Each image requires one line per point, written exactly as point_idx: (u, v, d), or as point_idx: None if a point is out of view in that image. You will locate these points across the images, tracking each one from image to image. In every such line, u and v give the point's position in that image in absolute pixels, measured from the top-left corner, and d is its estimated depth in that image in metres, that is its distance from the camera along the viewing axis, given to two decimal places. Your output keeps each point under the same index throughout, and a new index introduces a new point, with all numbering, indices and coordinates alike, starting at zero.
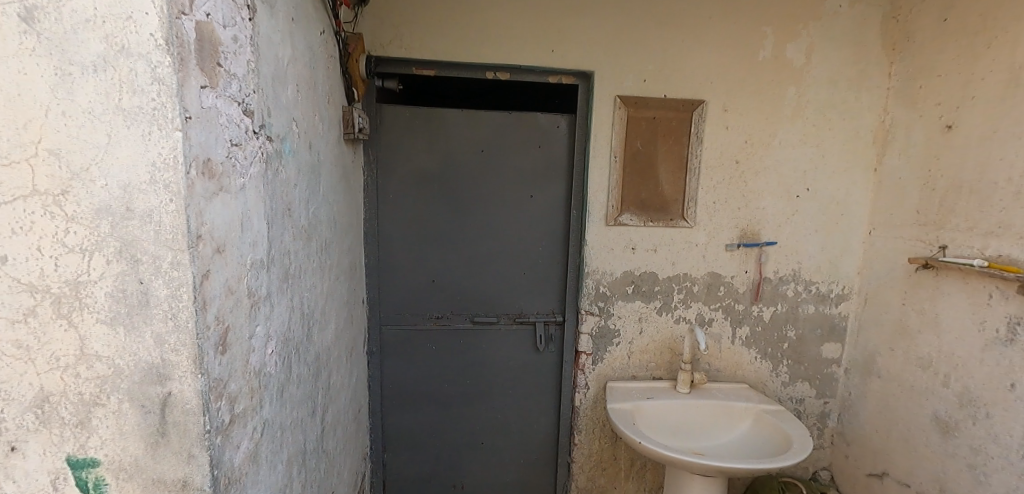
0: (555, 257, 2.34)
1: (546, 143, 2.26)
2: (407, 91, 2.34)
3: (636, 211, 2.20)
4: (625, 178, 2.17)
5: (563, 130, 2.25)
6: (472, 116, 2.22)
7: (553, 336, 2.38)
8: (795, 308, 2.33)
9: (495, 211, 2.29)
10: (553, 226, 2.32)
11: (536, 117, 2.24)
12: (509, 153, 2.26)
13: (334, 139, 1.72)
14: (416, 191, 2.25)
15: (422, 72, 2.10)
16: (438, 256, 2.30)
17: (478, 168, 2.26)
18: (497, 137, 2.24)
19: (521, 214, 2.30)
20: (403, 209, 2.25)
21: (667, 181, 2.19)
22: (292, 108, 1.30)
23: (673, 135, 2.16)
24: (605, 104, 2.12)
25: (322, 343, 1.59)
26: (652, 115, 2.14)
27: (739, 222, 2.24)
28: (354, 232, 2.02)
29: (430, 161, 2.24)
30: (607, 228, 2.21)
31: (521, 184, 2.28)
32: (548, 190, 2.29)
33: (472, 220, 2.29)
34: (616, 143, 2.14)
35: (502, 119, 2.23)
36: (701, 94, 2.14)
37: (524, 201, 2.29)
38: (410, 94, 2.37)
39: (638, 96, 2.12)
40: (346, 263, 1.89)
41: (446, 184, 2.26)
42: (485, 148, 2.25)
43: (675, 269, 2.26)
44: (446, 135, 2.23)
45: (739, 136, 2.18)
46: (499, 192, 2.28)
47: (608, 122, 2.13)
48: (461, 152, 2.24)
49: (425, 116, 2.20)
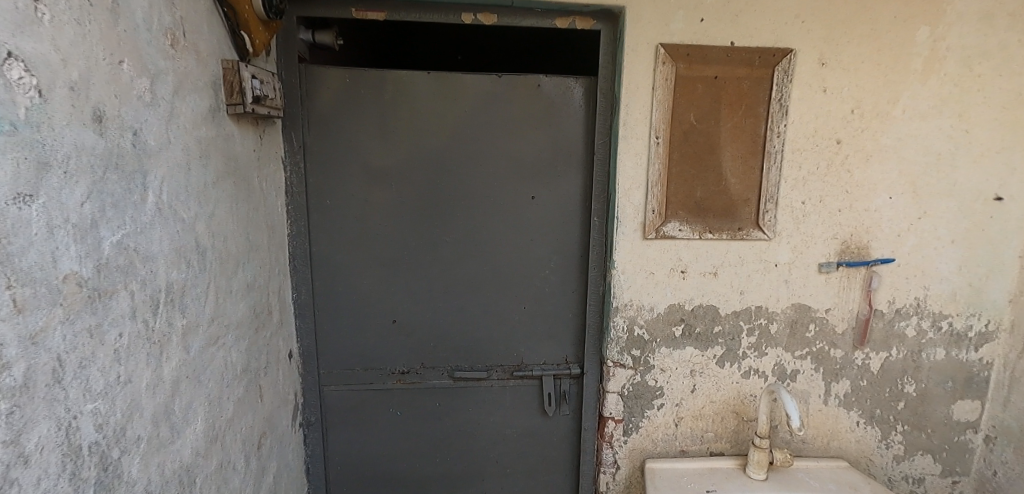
0: (569, 285, 1.64)
1: (552, 121, 1.55)
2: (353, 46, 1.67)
3: (688, 217, 1.49)
4: (672, 168, 1.46)
5: (577, 100, 1.53)
6: (444, 82, 1.52)
7: (567, 394, 1.69)
8: (916, 354, 1.61)
9: (481, 221, 1.59)
10: (565, 241, 1.61)
11: (539, 81, 1.53)
12: (500, 137, 1.55)
13: (196, 111, 1.03)
14: (365, 193, 1.55)
15: (366, 17, 1.43)
16: (401, 286, 1.61)
17: (455, 160, 1.56)
18: (482, 113, 1.54)
19: (517, 225, 1.60)
20: (348, 221, 1.56)
21: (734, 172, 1.47)
22: (10, 33, 0.62)
23: (745, 104, 1.43)
24: (642, 58, 1.40)
25: (168, 470, 0.92)
26: (712, 74, 1.42)
27: (840, 231, 1.52)
28: (262, 258, 1.33)
29: (383, 150, 1.54)
30: (645, 243, 1.50)
31: (517, 183, 1.58)
32: (557, 189, 1.58)
33: (447, 234, 1.59)
34: (660, 118, 1.42)
35: (488, 85, 1.52)
36: (787, 40, 1.41)
37: (522, 206, 1.59)
38: (358, 51, 1.70)
39: (692, 44, 1.40)
40: (241, 311, 1.21)
41: (409, 183, 1.56)
42: (465, 130, 1.54)
43: (744, 302, 1.55)
44: (406, 110, 1.52)
45: (843, 103, 1.45)
46: (485, 195, 1.58)
47: (646, 86, 1.42)
48: (429, 135, 1.54)
49: (374, 82, 1.50)
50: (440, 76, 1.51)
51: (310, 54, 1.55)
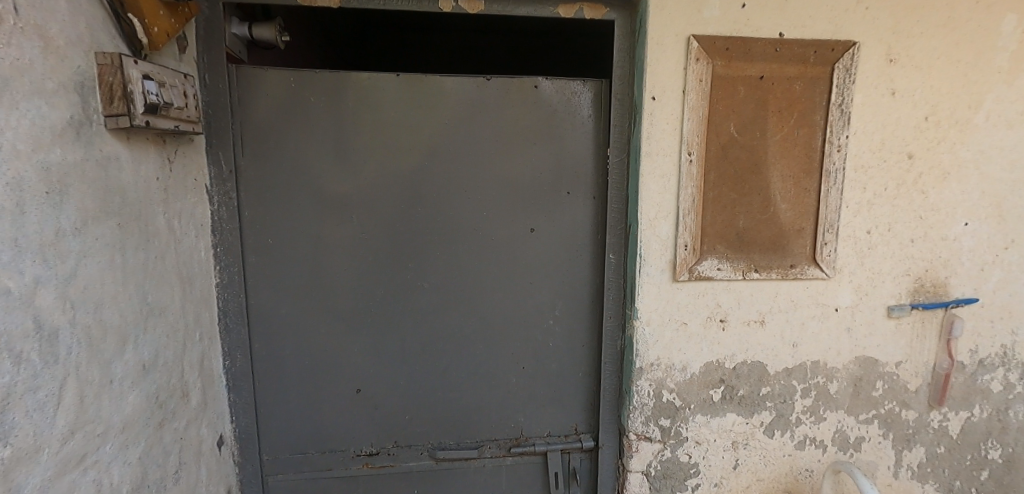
0: (578, 338, 1.32)
1: (555, 136, 1.24)
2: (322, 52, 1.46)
3: (728, 252, 1.19)
4: (708, 192, 1.16)
5: (585, 108, 1.23)
6: (418, 88, 1.20)
7: (578, 473, 1.35)
8: (1003, 413, 1.31)
9: (467, 261, 1.27)
10: (573, 283, 1.29)
11: (538, 85, 1.22)
12: (490, 155, 1.23)
13: (42, 125, 0.69)
14: (318, 229, 1.22)
15: (315, 4, 1.11)
16: (367, 345, 1.27)
17: (434, 185, 1.23)
18: (468, 126, 1.22)
19: (513, 265, 1.28)
20: (296, 264, 1.22)
21: (785, 196, 1.17)
22: None
23: (797, 111, 1.14)
24: (669, 54, 1.10)
25: None
26: (757, 73, 1.12)
27: (912, 266, 1.23)
28: (171, 323, 0.98)
29: (342, 173, 1.20)
30: (674, 286, 1.19)
31: (512, 211, 1.26)
32: (561, 220, 1.27)
33: (425, 278, 1.26)
34: (693, 129, 1.12)
35: (475, 91, 1.21)
36: (848, 30, 1.13)
37: (519, 240, 1.27)
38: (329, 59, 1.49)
39: (732, 36, 1.10)
40: (132, 405, 0.86)
41: (376, 215, 1.23)
42: (447, 147, 1.22)
43: (797, 357, 1.24)
44: (370, 123, 1.20)
45: (916, 109, 1.17)
46: (473, 227, 1.25)
47: (675, 89, 1.11)
48: (400, 154, 1.21)
49: (328, 87, 1.17)
50: (414, 79, 1.19)
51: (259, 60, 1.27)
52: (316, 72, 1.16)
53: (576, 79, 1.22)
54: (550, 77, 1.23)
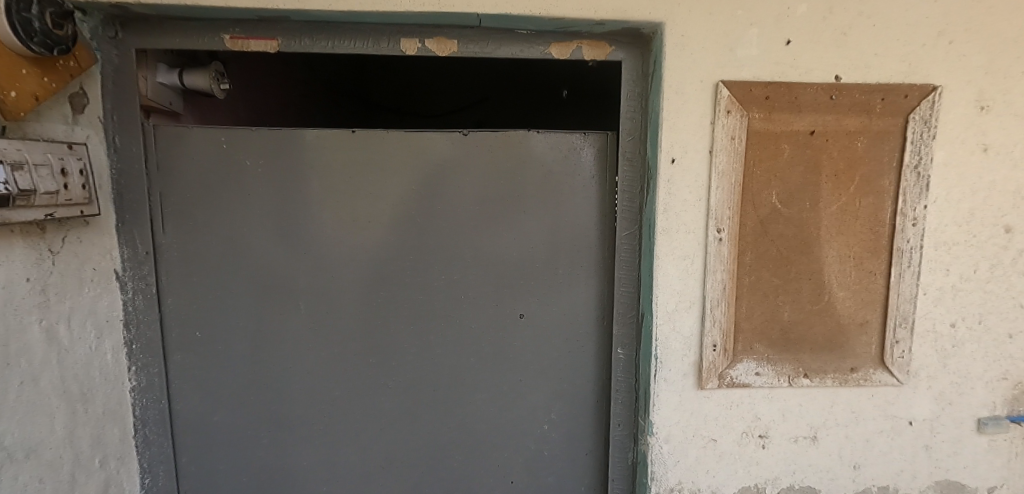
0: (580, 447, 1.07)
1: (550, 201, 1.00)
2: (303, 84, 1.43)
3: (770, 353, 0.93)
4: (744, 278, 0.90)
5: (585, 168, 0.99)
6: (379, 146, 0.97)
7: None
8: None
9: (442, 353, 1.03)
10: (573, 380, 1.05)
11: (528, 141, 0.99)
12: (470, 225, 1.00)
13: None
14: (258, 317, 0.99)
15: (247, 49, 0.89)
16: (322, 455, 1.05)
17: (401, 263, 1.00)
18: (442, 191, 0.99)
19: (497, 358, 1.04)
20: (233, 360, 1.00)
21: (843, 281, 0.91)
22: None
23: (860, 174, 0.89)
24: (692, 105, 0.86)
25: None
26: (807, 127, 0.87)
27: (1009, 369, 0.96)
28: (49, 460, 0.78)
29: (288, 250, 0.98)
30: (700, 395, 0.94)
31: (497, 293, 1.02)
32: (558, 303, 1.03)
33: (391, 375, 1.03)
34: (724, 200, 0.88)
35: (450, 148, 0.98)
36: (926, 71, 0.87)
37: (506, 328, 1.03)
38: (312, 91, 1.48)
39: (774, 80, 0.86)
40: None
41: (330, 299, 1.00)
42: (416, 216, 1.00)
43: (858, 481, 0.98)
44: (322, 189, 0.98)
45: (1017, 169, 0.90)
46: (448, 313, 1.02)
47: (699, 148, 0.87)
48: (359, 226, 0.99)
49: (269, 146, 0.96)
50: (374, 136, 0.97)
51: (208, 105, 1.08)
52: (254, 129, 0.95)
53: (576, 132, 0.99)
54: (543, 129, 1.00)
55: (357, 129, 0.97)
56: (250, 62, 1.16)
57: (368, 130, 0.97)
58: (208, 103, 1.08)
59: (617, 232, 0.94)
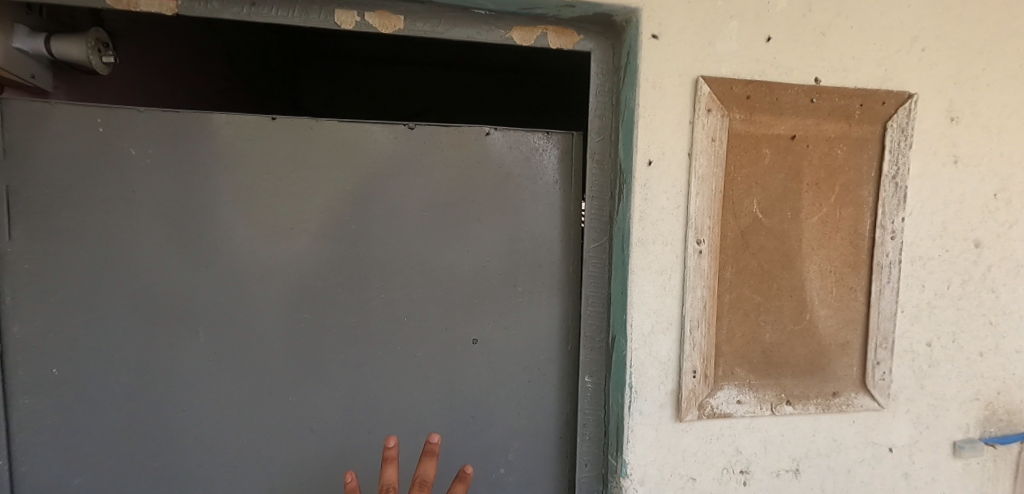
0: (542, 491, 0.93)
1: (508, 209, 0.88)
2: (218, 79, 1.25)
3: (752, 378, 0.84)
4: (725, 296, 0.81)
5: (549, 171, 0.88)
6: (305, 138, 0.81)
7: None
8: None
9: (380, 386, 0.87)
10: (533, 415, 0.91)
11: (483, 138, 0.86)
12: (414, 235, 0.86)
13: None
14: (142, 347, 0.79)
15: (133, 8, 0.71)
16: None
17: (330, 279, 0.84)
18: (381, 194, 0.84)
19: (446, 391, 0.89)
20: (107, 404, 0.78)
21: (825, 299, 0.85)
22: None
23: (840, 184, 0.83)
24: (669, 101, 0.77)
25: None
26: (788, 132, 0.81)
27: (981, 388, 0.93)
28: None
29: (185, 263, 0.79)
30: (678, 428, 0.83)
31: (445, 315, 0.88)
32: (516, 327, 0.90)
33: (316, 416, 0.85)
34: (704, 208, 0.79)
35: (392, 144, 0.84)
36: (901, 79, 0.84)
37: (455, 355, 0.89)
38: (230, 87, 1.31)
39: (755, 79, 0.79)
40: None
41: (240, 323, 0.81)
42: (350, 224, 0.84)
43: None
44: (231, 188, 0.79)
45: (984, 183, 0.89)
46: (387, 339, 0.87)
47: (677, 150, 0.78)
48: (279, 234, 0.82)
49: (164, 132, 0.77)
50: (299, 125, 0.81)
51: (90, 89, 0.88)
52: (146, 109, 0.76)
53: (539, 130, 0.87)
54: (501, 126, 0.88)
55: (278, 116, 0.81)
56: (143, 39, 0.97)
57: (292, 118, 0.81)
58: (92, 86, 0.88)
59: (585, 244, 0.83)
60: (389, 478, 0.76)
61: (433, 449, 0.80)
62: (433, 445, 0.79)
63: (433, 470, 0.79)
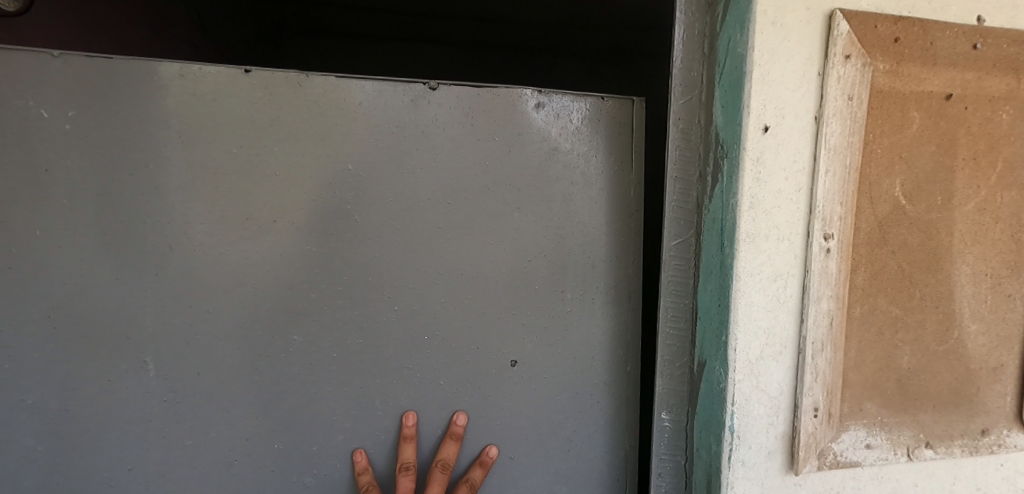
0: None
1: (554, 197, 0.67)
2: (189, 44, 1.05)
3: (885, 415, 0.64)
4: (857, 308, 0.61)
5: (608, 146, 0.67)
6: (291, 99, 0.60)
7: None
8: None
9: (395, 424, 0.67)
10: (591, 456, 0.72)
11: (523, 102, 0.65)
12: (437, 230, 0.64)
13: None
14: (80, 381, 0.60)
15: None
16: None
17: (320, 291, 0.63)
18: (395, 175, 0.63)
19: (480, 429, 0.69)
20: (33, 454, 0.60)
21: (977, 310, 0.65)
22: None
23: (1002, 159, 0.63)
24: (793, 45, 0.56)
25: None
26: (942, 88, 0.60)
27: None
28: None
29: (134, 269, 0.59)
30: (791, 482, 0.63)
31: (478, 334, 0.67)
32: (566, 346, 0.69)
33: (316, 463, 0.66)
34: (835, 191, 0.58)
35: (408, 107, 0.62)
36: None
37: (489, 386, 0.68)
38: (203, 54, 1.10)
39: (905, 16, 0.58)
40: None
41: (210, 347, 0.62)
42: (352, 215, 0.62)
43: None
44: (194, 168, 0.59)
45: None
46: (403, 365, 0.66)
47: (801, 111, 0.57)
48: (250, 231, 0.61)
49: (98, 93, 0.57)
50: (284, 82, 0.60)
51: (8, 44, 0.67)
52: (72, 61, 0.56)
53: (586, 95, 0.66)
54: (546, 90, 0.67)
55: (252, 68, 0.59)
56: None
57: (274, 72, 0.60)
58: (11, 39, 0.67)
59: (662, 241, 0.60)
60: (407, 460, 0.66)
61: (458, 432, 0.67)
62: (459, 427, 0.67)
63: (456, 454, 0.67)
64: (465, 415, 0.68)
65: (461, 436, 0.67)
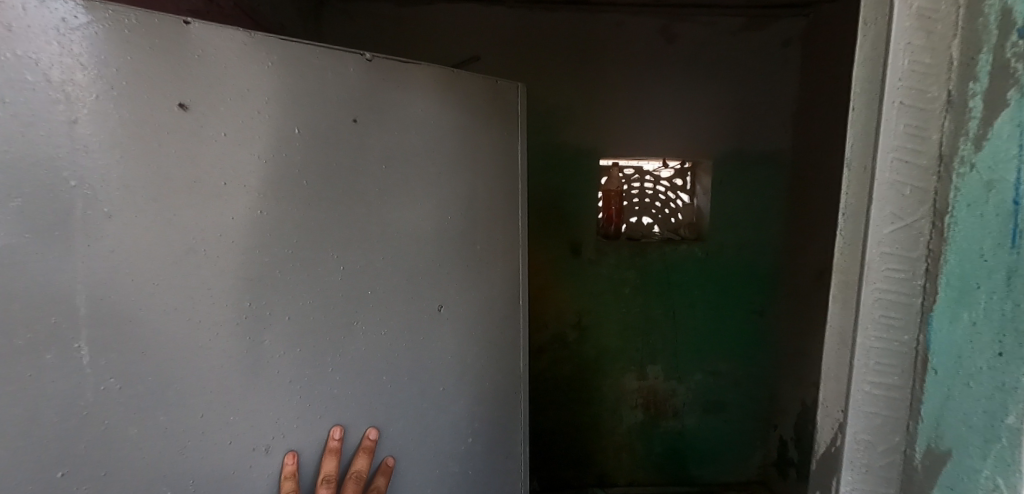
0: (498, 455, 1.10)
1: (467, 165, 0.97)
2: None
3: None
4: None
5: (489, 130, 1.00)
6: (249, 61, 0.73)
7: None
8: None
9: (323, 436, 0.85)
10: (492, 379, 1.07)
11: (428, 81, 0.91)
12: (379, 186, 0.86)
13: None
14: (9, 371, 0.60)
15: None
16: None
17: (300, 244, 0.79)
18: (349, 136, 0.82)
19: (416, 379, 0.94)
20: None
21: None
22: None
23: None
24: None
25: None
26: None
27: None
28: None
29: (65, 220, 0.62)
30: None
31: (413, 285, 0.92)
32: (472, 276, 1.00)
33: (274, 434, 0.80)
34: None
35: (357, 76, 0.83)
36: None
37: (424, 322, 0.94)
38: None
39: None
40: None
41: (156, 304, 0.69)
42: (296, 169, 0.78)
43: None
44: (140, 115, 0.66)
45: None
46: (351, 321, 0.85)
47: None
48: (184, 180, 0.70)
49: (23, 28, 0.59)
50: (219, 36, 0.71)
51: None
52: None
53: (462, 87, 0.95)
54: (440, 69, 0.93)
55: (194, 21, 0.69)
56: None
57: (208, 25, 0.70)
58: None
59: (902, 216, 0.58)
60: (330, 471, 0.83)
61: (369, 445, 0.88)
62: (370, 442, 0.88)
63: (367, 465, 0.87)
64: (376, 430, 0.89)
65: (371, 449, 0.88)
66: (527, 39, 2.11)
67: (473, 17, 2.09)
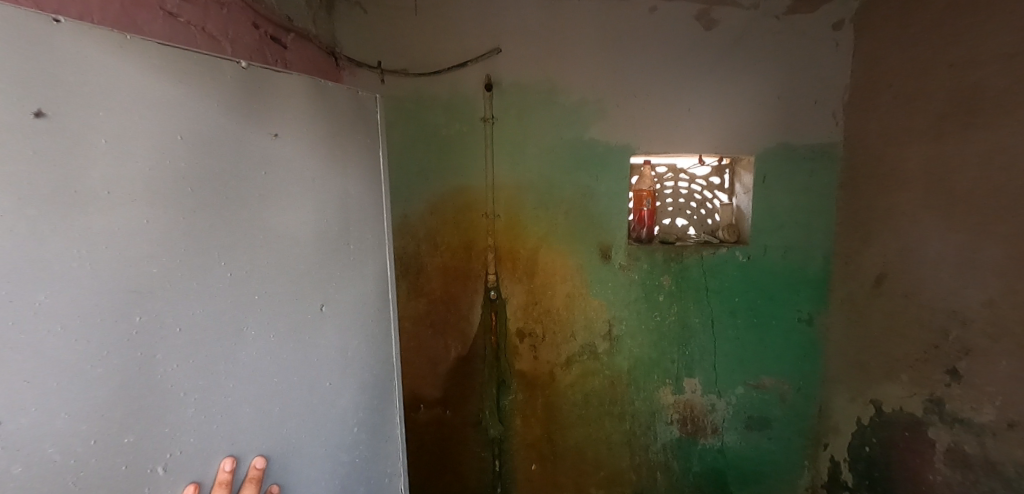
0: (378, 437, 1.15)
1: (336, 168, 1.00)
2: None
3: None
4: None
5: (354, 136, 1.04)
6: (130, 64, 0.71)
7: None
8: None
9: (213, 470, 0.83)
10: (372, 368, 1.11)
11: (295, 81, 0.91)
12: (264, 191, 0.87)
13: None
14: None
15: None
16: None
17: (194, 246, 0.78)
18: (236, 140, 0.83)
19: (302, 371, 0.95)
20: None
21: None
22: None
23: None
24: None
25: None
26: None
27: None
28: None
29: None
30: None
31: (297, 286, 0.93)
32: (351, 279, 1.05)
33: (177, 444, 0.78)
34: None
35: (234, 83, 0.82)
36: None
37: (309, 321, 0.96)
38: None
39: None
40: None
41: (40, 324, 0.64)
42: (180, 170, 0.76)
43: None
44: (17, 121, 0.61)
45: None
46: (241, 326, 0.85)
47: None
48: (73, 185, 0.66)
49: None
50: (94, 38, 0.67)
51: None
52: None
53: (326, 91, 0.97)
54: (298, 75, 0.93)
55: (65, 20, 0.65)
56: None
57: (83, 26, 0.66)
58: None
59: None
60: None
61: (256, 474, 0.87)
62: (257, 471, 0.87)
63: None
64: (264, 458, 0.88)
65: (258, 478, 0.87)
66: (548, 28, 1.95)
67: (490, 7, 1.94)
